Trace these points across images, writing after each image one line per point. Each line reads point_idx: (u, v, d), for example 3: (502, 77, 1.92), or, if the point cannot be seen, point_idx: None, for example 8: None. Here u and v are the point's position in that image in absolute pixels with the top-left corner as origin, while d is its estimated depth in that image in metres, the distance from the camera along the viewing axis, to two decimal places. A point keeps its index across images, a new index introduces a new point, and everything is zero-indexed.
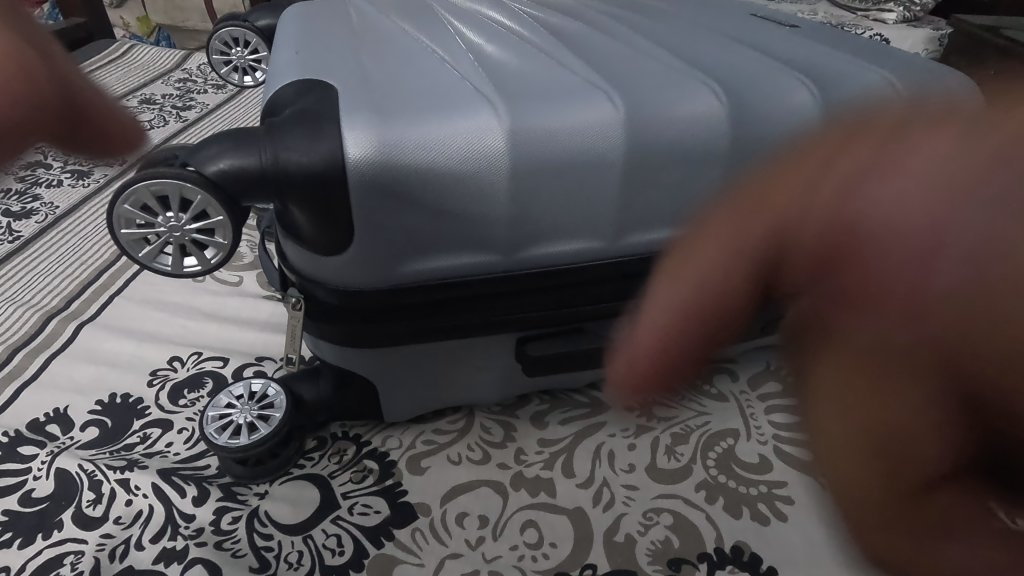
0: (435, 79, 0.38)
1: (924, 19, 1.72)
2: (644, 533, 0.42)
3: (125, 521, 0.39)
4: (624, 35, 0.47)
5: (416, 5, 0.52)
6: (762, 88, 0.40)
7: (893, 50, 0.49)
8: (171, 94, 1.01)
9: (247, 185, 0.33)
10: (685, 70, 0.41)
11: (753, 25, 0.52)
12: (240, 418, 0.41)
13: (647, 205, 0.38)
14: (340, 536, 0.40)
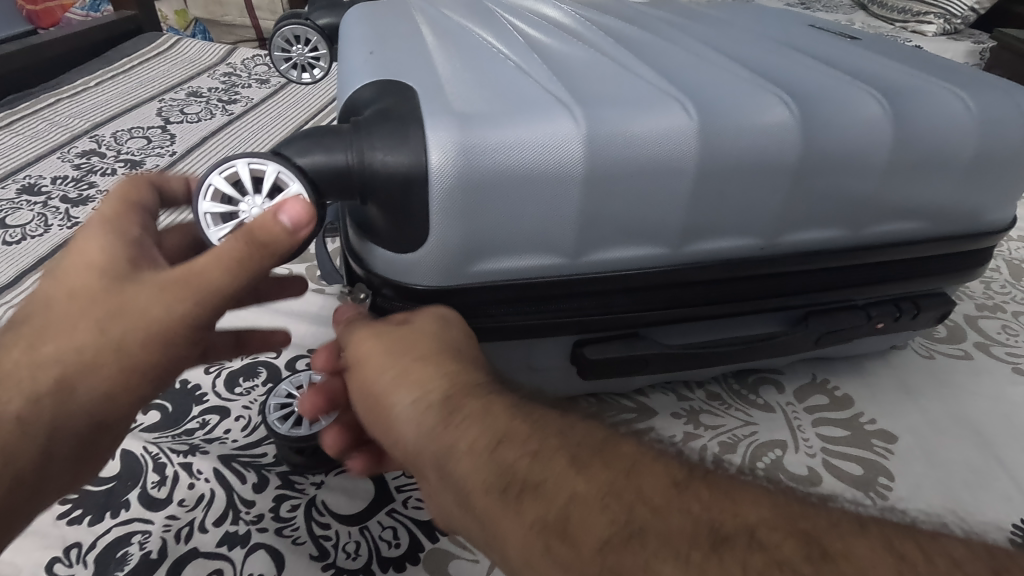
0: (509, 83, 0.38)
1: (962, 33, 1.70)
2: None
3: (189, 504, 0.40)
4: (685, 42, 0.48)
5: (479, 8, 0.53)
6: (833, 100, 0.40)
7: (959, 66, 0.48)
8: (218, 87, 1.03)
9: (332, 181, 0.34)
10: (754, 80, 0.41)
11: (818, 37, 0.52)
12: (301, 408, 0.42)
13: (714, 214, 0.39)
14: (396, 529, 0.40)
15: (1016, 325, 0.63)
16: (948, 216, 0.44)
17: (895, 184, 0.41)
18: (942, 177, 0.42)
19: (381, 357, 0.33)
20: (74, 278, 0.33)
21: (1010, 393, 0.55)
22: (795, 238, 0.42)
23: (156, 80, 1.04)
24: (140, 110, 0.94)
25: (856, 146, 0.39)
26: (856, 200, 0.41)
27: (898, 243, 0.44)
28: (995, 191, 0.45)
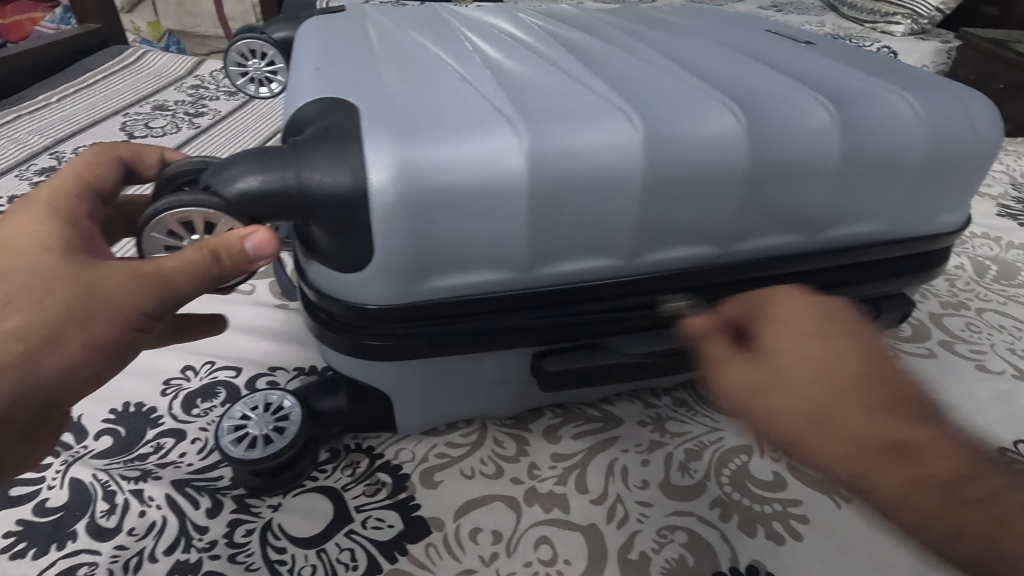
0: (456, 98, 0.38)
1: (929, 33, 1.74)
2: (658, 551, 0.41)
3: (139, 532, 0.39)
4: (638, 51, 0.48)
5: (434, 21, 0.52)
6: (782, 108, 0.40)
7: (910, 70, 0.49)
8: (184, 100, 1.01)
9: (271, 204, 0.33)
10: (703, 89, 0.41)
11: (773, 43, 0.52)
12: (256, 430, 0.41)
13: (665, 224, 0.38)
14: (354, 550, 0.40)
15: (979, 322, 0.64)
16: (903, 219, 0.45)
17: (847, 189, 0.41)
18: (895, 180, 0.43)
19: (794, 394, 0.26)
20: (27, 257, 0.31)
21: (973, 391, 0.55)
22: (749, 246, 0.42)
23: (121, 95, 1.02)
24: (104, 126, 0.92)
25: (806, 153, 0.39)
26: (809, 207, 0.41)
27: (854, 247, 0.44)
28: (948, 193, 0.45)
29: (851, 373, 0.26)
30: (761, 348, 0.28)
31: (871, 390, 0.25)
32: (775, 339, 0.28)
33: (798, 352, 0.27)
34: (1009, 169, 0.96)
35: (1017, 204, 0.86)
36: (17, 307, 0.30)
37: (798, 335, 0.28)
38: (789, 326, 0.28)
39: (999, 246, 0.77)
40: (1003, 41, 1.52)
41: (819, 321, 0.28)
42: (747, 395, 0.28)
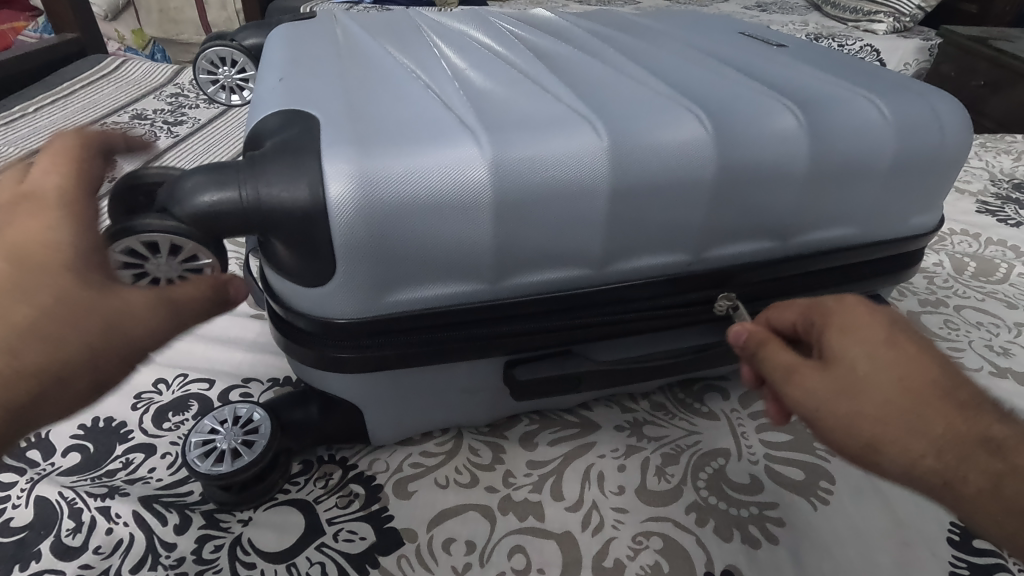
0: (419, 108, 0.37)
1: (911, 31, 1.75)
2: (633, 558, 0.41)
3: (105, 550, 0.39)
4: (608, 56, 0.48)
5: (404, 27, 0.52)
6: (748, 114, 0.40)
7: (882, 72, 0.49)
8: (163, 109, 1.00)
9: (229, 221, 0.32)
10: (670, 96, 0.41)
11: (747, 46, 0.52)
12: (224, 444, 0.40)
13: (634, 233, 0.38)
14: (325, 564, 0.39)
15: (958, 319, 0.64)
16: (874, 223, 0.45)
17: (817, 194, 0.41)
18: (866, 183, 0.42)
19: (841, 397, 0.31)
20: (22, 265, 0.28)
21: None
22: (721, 252, 0.41)
23: (99, 104, 1.01)
24: None
25: (775, 158, 0.39)
26: (779, 212, 0.41)
27: (826, 251, 0.44)
28: (919, 196, 0.45)
29: (925, 355, 0.32)
30: (829, 356, 0.32)
31: (811, 367, 0.32)
32: (850, 347, 0.32)
33: (892, 351, 0.31)
34: (989, 165, 0.97)
35: (997, 201, 0.87)
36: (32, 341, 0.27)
37: (884, 339, 0.32)
38: (850, 335, 0.32)
39: (978, 243, 0.78)
40: (982, 39, 1.53)
41: (880, 324, 0.32)
42: (823, 401, 0.32)
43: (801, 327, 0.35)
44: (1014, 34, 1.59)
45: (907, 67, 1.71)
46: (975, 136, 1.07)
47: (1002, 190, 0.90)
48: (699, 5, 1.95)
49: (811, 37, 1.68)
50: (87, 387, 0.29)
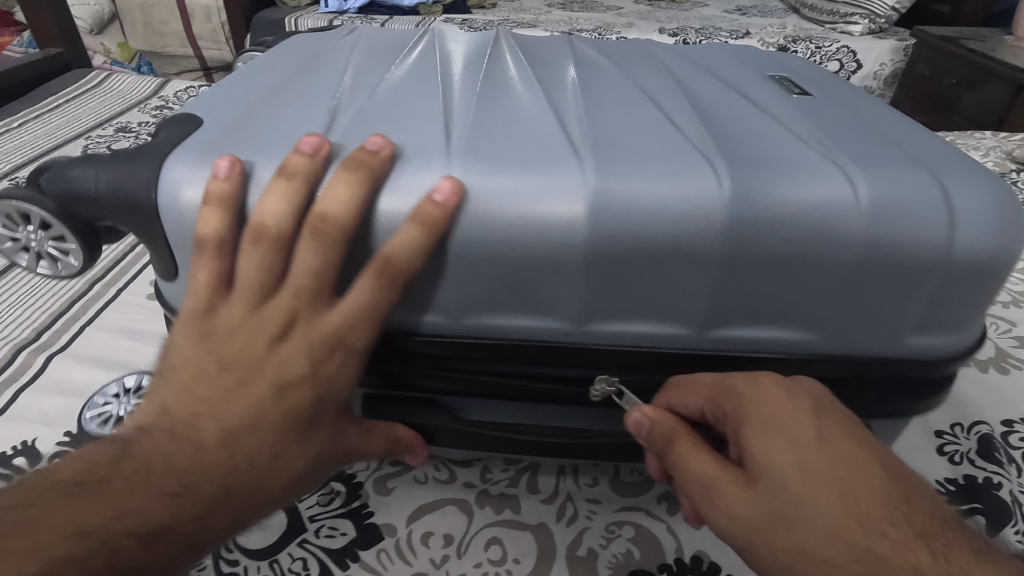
0: (287, 134, 0.38)
1: (887, 32, 1.78)
2: (606, 547, 0.42)
3: None
4: (573, 96, 0.44)
5: (386, 55, 0.51)
6: (658, 172, 0.34)
7: (923, 146, 0.40)
8: (148, 122, 1.01)
9: (90, 203, 0.36)
10: (577, 150, 0.36)
11: (763, 92, 0.48)
12: (116, 411, 0.48)
13: (485, 291, 0.35)
14: (306, 559, 0.40)
15: None
16: (841, 333, 0.37)
17: (745, 285, 0.35)
18: (822, 283, 0.35)
19: (771, 511, 0.30)
20: (196, 381, 0.33)
21: None
22: (606, 327, 0.37)
23: (84, 118, 1.02)
24: (66, 150, 0.92)
25: (663, 229, 0.33)
26: (685, 295, 0.35)
27: (770, 350, 0.38)
28: (918, 309, 0.36)
29: (860, 446, 0.31)
30: (750, 465, 0.32)
31: (727, 473, 0.32)
32: (769, 456, 0.31)
33: (821, 455, 0.31)
34: None
35: None
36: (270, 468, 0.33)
37: (809, 442, 0.31)
38: (771, 437, 0.32)
39: None
40: (954, 39, 1.57)
41: (799, 420, 0.32)
42: (745, 520, 0.31)
43: (710, 413, 0.35)
44: (985, 33, 1.62)
45: (883, 67, 1.74)
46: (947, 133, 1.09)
47: None
48: (679, 10, 1.98)
49: (788, 40, 1.71)
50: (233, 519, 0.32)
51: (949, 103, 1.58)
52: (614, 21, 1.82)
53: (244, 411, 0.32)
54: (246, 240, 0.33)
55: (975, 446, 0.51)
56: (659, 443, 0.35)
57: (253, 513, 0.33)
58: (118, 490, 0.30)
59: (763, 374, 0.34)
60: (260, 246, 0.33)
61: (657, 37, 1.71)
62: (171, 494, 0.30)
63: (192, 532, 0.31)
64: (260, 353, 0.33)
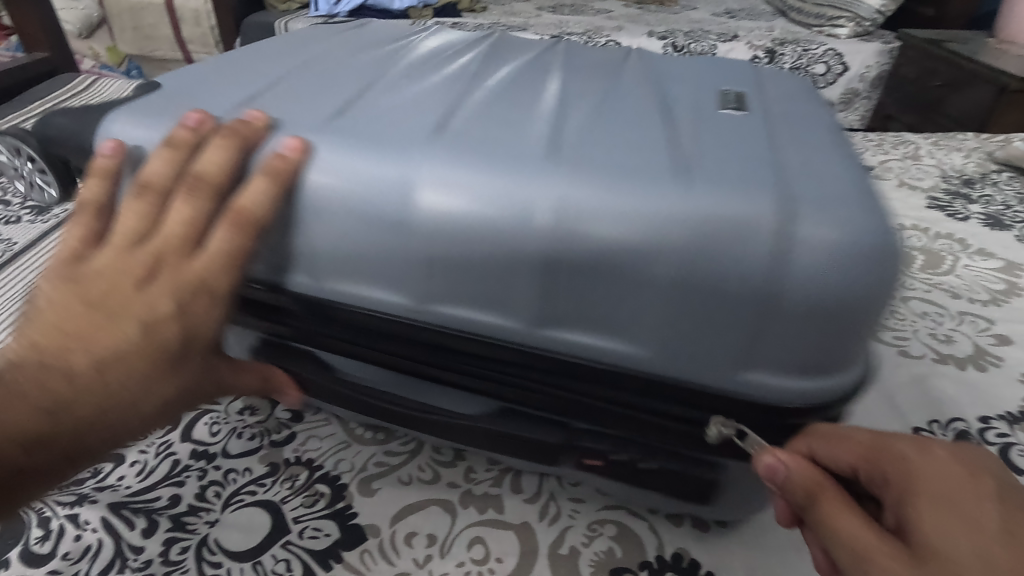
0: (208, 103, 0.41)
1: (872, 35, 1.80)
2: (588, 545, 0.43)
3: (74, 556, 0.40)
4: (484, 100, 0.43)
5: (345, 54, 0.51)
6: (486, 167, 0.35)
7: (820, 168, 0.36)
8: None
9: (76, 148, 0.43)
10: (427, 143, 0.37)
11: (703, 92, 0.47)
12: None
13: (331, 254, 0.37)
14: (289, 561, 0.41)
15: (905, 310, 0.67)
16: (672, 357, 0.35)
17: (570, 288, 0.34)
18: (642, 297, 0.33)
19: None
20: (68, 321, 0.31)
21: (895, 375, 0.58)
22: (441, 313, 0.37)
23: None
24: None
25: (482, 220, 0.34)
26: (507, 288, 0.35)
27: (607, 367, 0.36)
28: (772, 342, 0.33)
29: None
30: (916, 543, 0.29)
31: (885, 544, 0.30)
32: (942, 536, 0.29)
33: (1006, 547, 0.28)
34: (941, 162, 1.01)
35: (947, 196, 0.91)
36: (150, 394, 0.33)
37: (992, 530, 0.29)
38: (944, 515, 0.29)
39: (927, 237, 0.81)
40: (937, 42, 1.59)
41: (984, 503, 0.30)
42: None
43: (863, 471, 0.33)
44: (968, 36, 1.65)
45: (869, 69, 1.76)
46: (929, 135, 1.11)
47: (952, 185, 0.94)
48: (668, 13, 1.99)
49: (775, 42, 1.73)
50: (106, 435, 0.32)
51: (934, 105, 1.60)
52: (603, 24, 1.83)
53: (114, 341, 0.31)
54: (132, 194, 0.35)
55: (951, 442, 0.51)
56: (798, 496, 0.33)
57: (130, 433, 0.34)
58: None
59: (932, 442, 0.32)
60: (145, 198, 0.34)
61: (645, 40, 1.73)
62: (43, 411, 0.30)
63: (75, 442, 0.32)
64: (129, 292, 0.32)
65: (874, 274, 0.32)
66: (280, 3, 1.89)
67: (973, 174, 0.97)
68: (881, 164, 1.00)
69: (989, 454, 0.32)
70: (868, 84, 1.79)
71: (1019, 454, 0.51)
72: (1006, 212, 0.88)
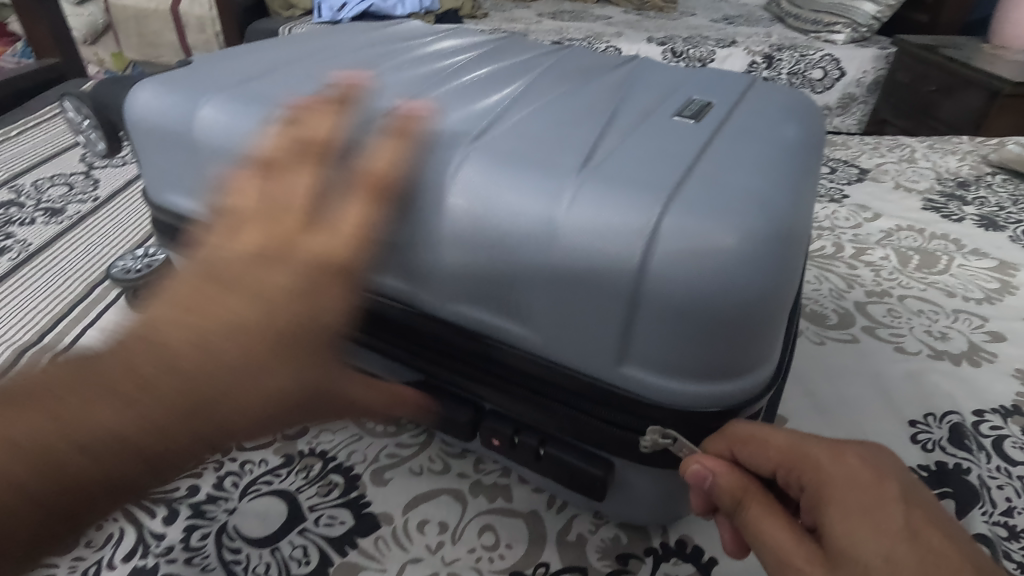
0: (211, 80, 0.49)
1: (868, 41, 1.82)
2: (594, 533, 0.44)
3: (97, 543, 0.42)
4: (438, 102, 0.45)
5: (347, 54, 0.55)
6: (398, 155, 0.40)
7: (734, 180, 0.36)
8: None
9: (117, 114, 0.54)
10: (355, 135, 0.41)
11: (673, 96, 0.48)
12: (132, 263, 0.61)
13: None
14: (306, 547, 0.42)
15: (900, 308, 0.69)
16: (556, 341, 0.38)
17: (459, 269, 0.39)
18: (532, 282, 0.36)
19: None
20: (121, 381, 0.34)
21: (891, 370, 0.60)
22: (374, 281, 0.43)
23: None
24: (64, 158, 0.93)
25: (400, 200, 0.39)
26: (414, 261, 0.40)
27: (504, 346, 0.39)
28: (649, 339, 0.35)
29: (953, 537, 0.29)
30: (830, 546, 0.30)
31: (805, 549, 0.31)
32: (853, 539, 0.29)
33: (912, 546, 0.29)
34: (936, 165, 1.02)
35: (941, 198, 0.92)
36: (250, 397, 0.36)
37: (901, 530, 0.29)
38: (854, 518, 0.30)
39: (923, 238, 0.83)
40: (932, 48, 1.61)
41: (891, 503, 0.30)
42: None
43: (781, 475, 0.34)
44: (962, 42, 1.67)
45: (865, 74, 1.78)
46: (924, 138, 1.13)
47: (947, 187, 0.96)
48: (666, 19, 2.02)
49: (773, 48, 1.76)
50: (199, 440, 0.35)
51: (929, 109, 1.62)
52: (603, 30, 1.86)
53: (246, 317, 0.36)
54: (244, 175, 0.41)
55: (946, 434, 0.53)
56: (726, 501, 0.35)
57: (216, 427, 0.35)
58: (83, 404, 0.33)
59: (844, 445, 0.33)
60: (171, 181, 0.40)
61: (645, 45, 1.75)
62: (146, 419, 0.33)
63: (148, 445, 0.33)
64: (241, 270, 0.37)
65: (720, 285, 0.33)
66: (284, 9, 1.91)
67: (968, 177, 0.99)
68: (877, 167, 1.01)
69: (892, 452, 0.32)
70: (865, 89, 1.81)
71: (1012, 445, 0.52)
72: (1000, 214, 0.90)
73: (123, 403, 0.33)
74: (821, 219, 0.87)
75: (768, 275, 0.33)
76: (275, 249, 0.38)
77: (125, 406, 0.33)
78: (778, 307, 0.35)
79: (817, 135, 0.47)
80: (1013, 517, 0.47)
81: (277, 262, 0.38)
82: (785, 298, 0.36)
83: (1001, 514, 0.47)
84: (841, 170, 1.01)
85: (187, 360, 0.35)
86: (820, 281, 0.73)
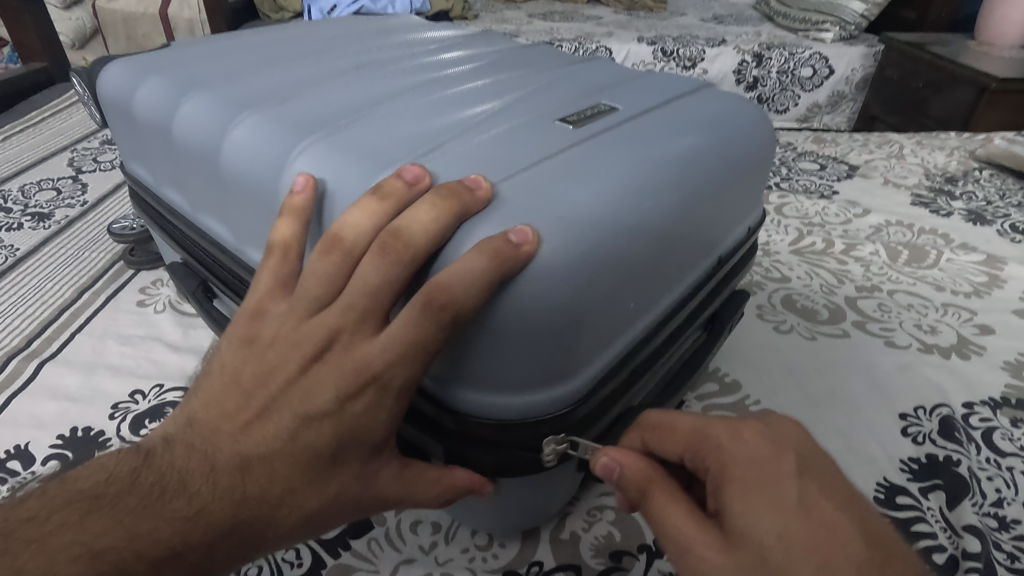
0: (167, 56, 0.50)
1: (856, 39, 1.84)
2: (588, 530, 0.44)
3: None
4: (323, 98, 0.43)
5: (296, 46, 0.54)
6: (267, 140, 0.39)
7: (567, 185, 0.34)
8: None
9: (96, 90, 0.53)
10: (240, 117, 0.41)
11: (588, 98, 0.46)
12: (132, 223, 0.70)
13: (191, 189, 0.46)
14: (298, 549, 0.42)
15: (890, 302, 0.69)
16: None
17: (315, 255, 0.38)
18: None
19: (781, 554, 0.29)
20: (231, 415, 0.33)
21: (881, 364, 0.60)
22: (255, 259, 0.43)
23: (71, 130, 1.02)
24: (52, 162, 0.92)
25: (261, 180, 0.39)
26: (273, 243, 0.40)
27: None
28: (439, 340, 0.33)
29: (839, 509, 0.30)
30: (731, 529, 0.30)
31: (707, 535, 0.30)
32: (752, 520, 0.29)
33: (803, 522, 0.29)
34: (924, 160, 1.03)
35: (930, 193, 0.93)
36: (154, 515, 0.30)
37: (794, 505, 0.29)
38: (751, 496, 0.30)
39: (912, 233, 0.83)
40: (920, 45, 1.63)
41: (787, 479, 0.30)
42: None
43: (689, 460, 0.33)
44: (949, 39, 1.69)
45: (854, 72, 1.79)
46: (913, 134, 1.13)
47: (935, 183, 0.96)
48: (656, 19, 2.02)
49: (763, 47, 1.77)
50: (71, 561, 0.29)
51: (917, 106, 1.63)
52: (594, 30, 1.86)
53: (267, 441, 0.32)
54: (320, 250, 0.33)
55: (936, 427, 0.53)
56: (632, 492, 0.33)
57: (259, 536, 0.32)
58: (127, 513, 0.30)
59: (744, 423, 0.32)
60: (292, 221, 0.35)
61: (635, 45, 1.76)
62: (182, 519, 0.30)
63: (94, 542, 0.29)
64: (293, 373, 0.32)
65: (465, 296, 0.29)
66: (274, 13, 1.91)
67: (956, 172, 1.00)
68: (866, 164, 1.02)
69: (784, 424, 0.33)
70: (854, 87, 1.82)
71: (1001, 437, 0.53)
72: (988, 208, 0.90)
73: (82, 514, 0.30)
74: (811, 215, 0.87)
75: (549, 272, 0.30)
76: (273, 382, 0.33)
77: (87, 518, 0.30)
78: (585, 313, 0.32)
79: (740, 154, 0.44)
80: (1003, 508, 0.47)
81: (257, 392, 0.33)
82: (595, 304, 0.32)
83: (992, 505, 0.48)
84: (831, 166, 1.01)
85: (176, 485, 0.31)
86: (811, 277, 0.73)
